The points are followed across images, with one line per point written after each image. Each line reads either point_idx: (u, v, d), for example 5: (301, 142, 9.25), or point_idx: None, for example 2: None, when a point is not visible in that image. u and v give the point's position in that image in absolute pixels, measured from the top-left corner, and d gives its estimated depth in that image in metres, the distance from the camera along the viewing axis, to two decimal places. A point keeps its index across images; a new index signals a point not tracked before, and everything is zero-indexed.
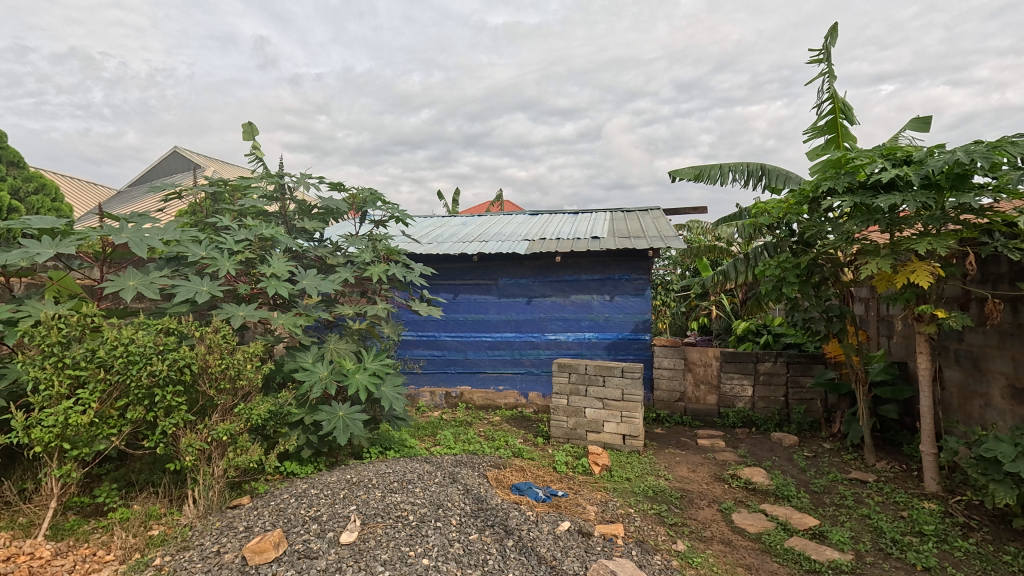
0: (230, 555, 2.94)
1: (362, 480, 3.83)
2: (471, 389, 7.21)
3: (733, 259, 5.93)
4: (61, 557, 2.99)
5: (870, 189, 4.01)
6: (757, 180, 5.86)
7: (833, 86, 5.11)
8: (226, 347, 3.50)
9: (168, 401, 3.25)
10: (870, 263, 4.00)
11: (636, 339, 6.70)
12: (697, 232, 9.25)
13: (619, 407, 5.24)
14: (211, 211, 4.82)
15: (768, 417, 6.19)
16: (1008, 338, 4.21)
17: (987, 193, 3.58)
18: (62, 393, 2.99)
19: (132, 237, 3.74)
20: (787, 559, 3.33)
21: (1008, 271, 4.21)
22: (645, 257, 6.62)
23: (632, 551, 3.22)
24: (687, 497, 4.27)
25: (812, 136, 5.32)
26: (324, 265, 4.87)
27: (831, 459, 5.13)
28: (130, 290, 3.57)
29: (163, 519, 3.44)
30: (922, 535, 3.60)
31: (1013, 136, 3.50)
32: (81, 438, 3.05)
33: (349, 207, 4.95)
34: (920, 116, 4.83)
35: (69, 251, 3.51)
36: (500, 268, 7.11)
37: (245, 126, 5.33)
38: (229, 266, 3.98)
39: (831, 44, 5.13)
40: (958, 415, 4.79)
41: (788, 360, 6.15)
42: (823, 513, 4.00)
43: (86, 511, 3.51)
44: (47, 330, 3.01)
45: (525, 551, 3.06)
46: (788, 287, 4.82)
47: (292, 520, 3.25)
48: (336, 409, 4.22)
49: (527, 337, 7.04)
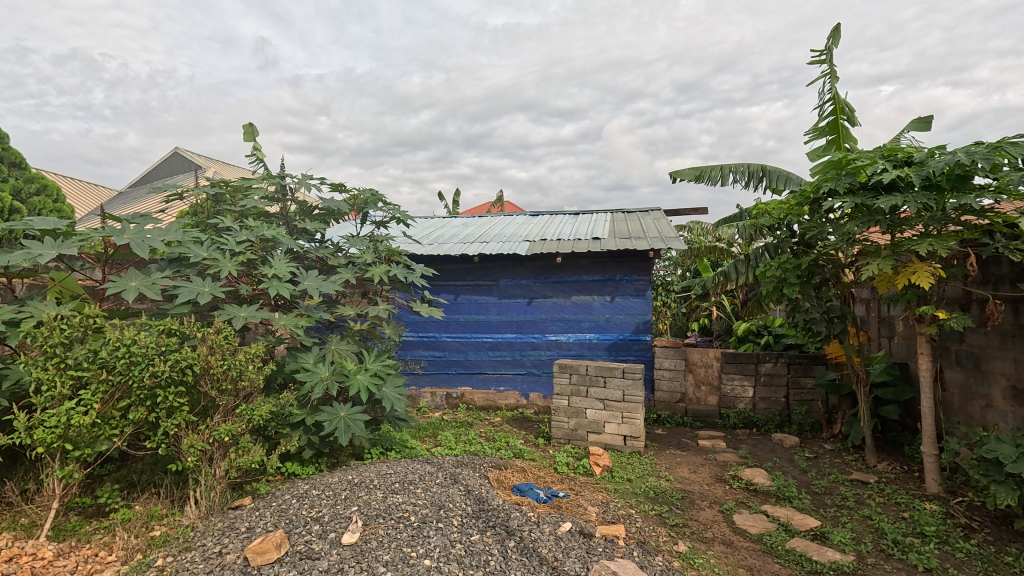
0: (232, 556, 2.94)
1: (363, 481, 3.83)
2: (471, 389, 7.21)
3: (734, 260, 5.92)
4: (63, 557, 3.00)
5: (871, 190, 4.01)
6: (758, 181, 5.86)
7: (835, 87, 5.11)
8: (228, 348, 3.51)
9: (170, 402, 3.25)
10: (871, 264, 4.00)
11: (637, 340, 6.70)
12: (698, 233, 9.26)
13: (620, 408, 5.24)
14: (212, 212, 4.83)
15: (769, 418, 6.19)
16: (1009, 339, 4.22)
17: (987, 194, 3.58)
18: (64, 394, 2.99)
19: (134, 238, 3.75)
20: (788, 560, 3.33)
21: (1010, 272, 4.21)
22: (646, 258, 6.62)
23: (633, 551, 3.22)
24: (688, 498, 4.28)
25: (813, 137, 5.33)
26: (325, 266, 4.87)
27: (833, 460, 5.12)
28: (132, 291, 3.57)
29: (165, 519, 3.44)
30: (923, 536, 3.60)
31: (1014, 137, 3.50)
32: (83, 439, 3.06)
33: (350, 208, 4.96)
34: (921, 117, 4.83)
35: (71, 252, 3.51)
36: (501, 269, 7.11)
37: (246, 127, 5.33)
38: (231, 267, 3.99)
39: (833, 44, 5.14)
40: (959, 416, 4.79)
41: (789, 361, 6.15)
42: (824, 514, 4.00)
43: (88, 512, 3.51)
44: (50, 331, 3.01)
45: (527, 552, 3.06)
46: (789, 288, 4.82)
47: (293, 521, 3.25)
48: (337, 410, 4.22)
49: (527, 338, 7.04)
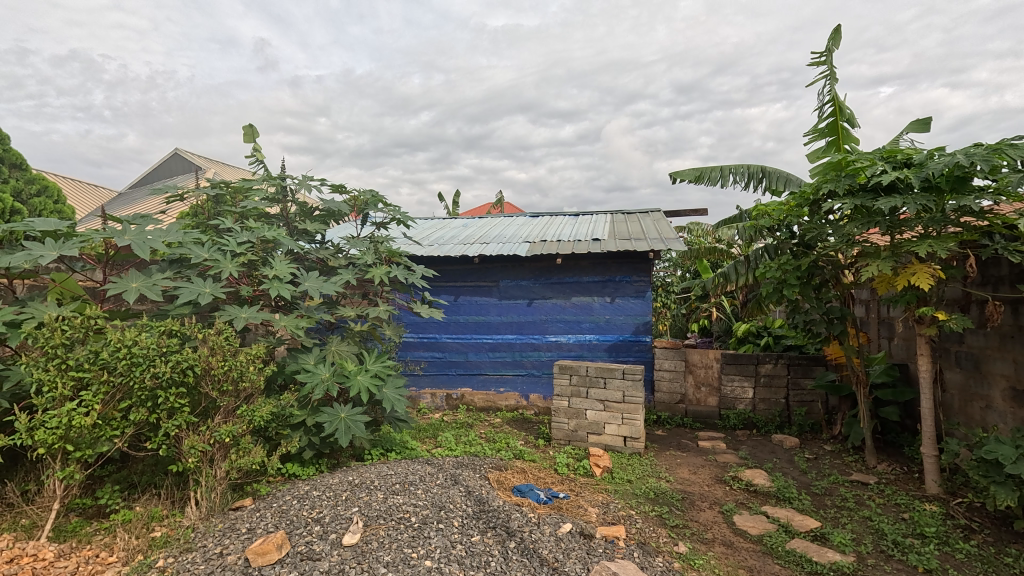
0: (233, 556, 2.95)
1: (364, 481, 3.84)
2: (471, 390, 7.22)
3: (734, 262, 5.92)
4: (64, 559, 3.00)
5: (871, 191, 4.02)
6: (758, 182, 5.87)
7: (835, 88, 5.13)
8: (230, 349, 3.51)
9: (171, 403, 3.25)
10: (870, 265, 4.01)
11: (636, 341, 6.70)
12: (697, 234, 9.27)
13: (620, 410, 5.25)
14: (213, 213, 4.85)
15: (769, 419, 6.20)
16: (1009, 340, 4.22)
17: (987, 195, 3.59)
18: (65, 395, 3.00)
19: (135, 239, 3.76)
20: (788, 561, 3.33)
21: (1009, 273, 4.22)
22: (646, 259, 6.63)
23: (634, 552, 3.23)
24: (688, 499, 4.28)
25: (813, 138, 5.34)
26: (326, 267, 4.88)
27: (832, 462, 5.13)
28: (133, 292, 3.58)
29: (166, 521, 3.44)
30: (923, 536, 3.60)
31: (1013, 138, 3.51)
32: (84, 440, 3.06)
33: (351, 209, 4.96)
34: (920, 119, 4.84)
35: (72, 253, 3.52)
36: (501, 270, 7.12)
37: (246, 128, 5.34)
38: (231, 268, 3.99)
39: (832, 46, 5.16)
40: (959, 417, 4.80)
41: (789, 362, 6.16)
42: (824, 515, 4.00)
43: (88, 513, 3.51)
44: (51, 332, 3.01)
45: (527, 552, 3.06)
46: (789, 289, 4.83)
47: (294, 522, 3.26)
48: (337, 411, 4.22)
49: (527, 339, 7.05)
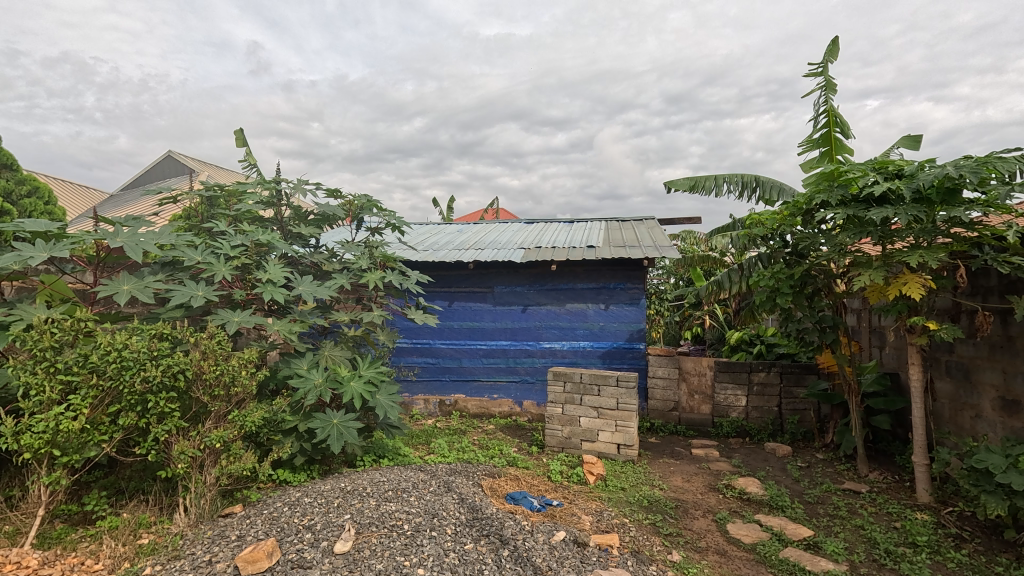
0: (222, 564, 2.89)
1: (356, 488, 3.79)
2: (464, 397, 7.18)
3: (727, 270, 5.87)
4: (48, 566, 2.95)
5: (863, 202, 4.07)
6: (752, 191, 5.91)
7: (829, 99, 5.21)
8: (221, 353, 3.48)
9: (161, 408, 3.19)
10: (863, 275, 4.04)
11: (631, 348, 6.70)
12: (691, 243, 9.35)
13: (614, 416, 5.24)
14: (206, 216, 4.82)
15: (761, 427, 6.22)
16: (997, 350, 4.27)
17: (977, 207, 3.64)
18: (54, 398, 2.95)
19: (127, 241, 3.66)
20: (781, 570, 3.32)
21: (999, 284, 4.28)
22: (639, 266, 6.66)
23: (627, 560, 3.20)
24: (682, 507, 4.28)
25: (806, 148, 5.43)
26: (320, 272, 4.84)
27: (824, 470, 5.15)
28: (124, 294, 3.52)
29: (153, 527, 3.37)
30: (914, 545, 3.61)
31: (1001, 152, 3.57)
32: (71, 445, 3.01)
33: (345, 213, 4.89)
34: (912, 134, 4.91)
35: (62, 254, 3.43)
36: (496, 276, 7.12)
37: (238, 132, 5.31)
38: (225, 272, 3.95)
39: (828, 59, 5.25)
40: (949, 427, 4.85)
41: (781, 370, 6.21)
42: (817, 523, 4.00)
43: (74, 519, 3.43)
44: (40, 334, 2.96)
45: (521, 560, 3.03)
46: (782, 297, 4.85)
47: (285, 529, 3.22)
48: (330, 417, 4.15)
49: (521, 345, 7.05)
